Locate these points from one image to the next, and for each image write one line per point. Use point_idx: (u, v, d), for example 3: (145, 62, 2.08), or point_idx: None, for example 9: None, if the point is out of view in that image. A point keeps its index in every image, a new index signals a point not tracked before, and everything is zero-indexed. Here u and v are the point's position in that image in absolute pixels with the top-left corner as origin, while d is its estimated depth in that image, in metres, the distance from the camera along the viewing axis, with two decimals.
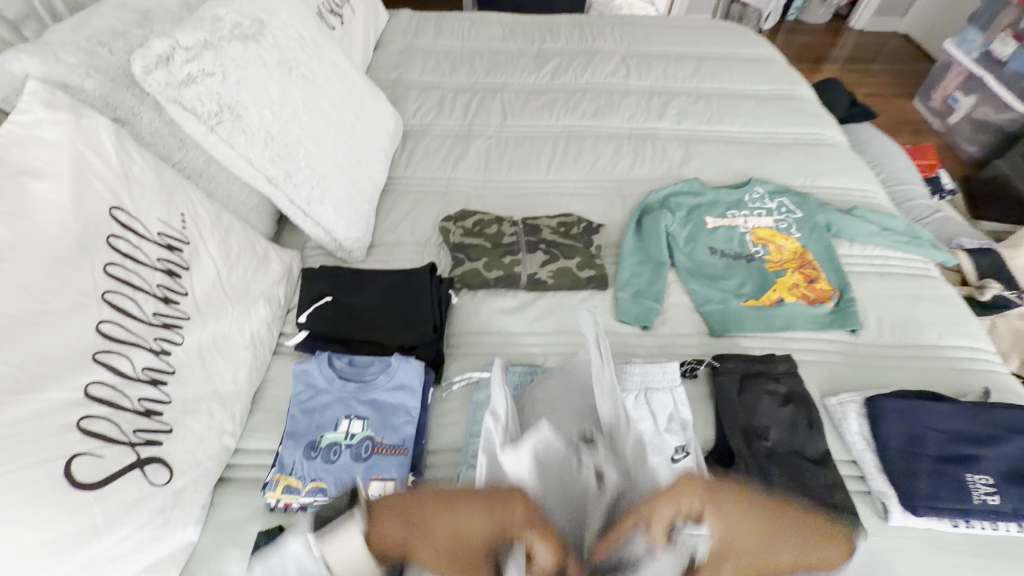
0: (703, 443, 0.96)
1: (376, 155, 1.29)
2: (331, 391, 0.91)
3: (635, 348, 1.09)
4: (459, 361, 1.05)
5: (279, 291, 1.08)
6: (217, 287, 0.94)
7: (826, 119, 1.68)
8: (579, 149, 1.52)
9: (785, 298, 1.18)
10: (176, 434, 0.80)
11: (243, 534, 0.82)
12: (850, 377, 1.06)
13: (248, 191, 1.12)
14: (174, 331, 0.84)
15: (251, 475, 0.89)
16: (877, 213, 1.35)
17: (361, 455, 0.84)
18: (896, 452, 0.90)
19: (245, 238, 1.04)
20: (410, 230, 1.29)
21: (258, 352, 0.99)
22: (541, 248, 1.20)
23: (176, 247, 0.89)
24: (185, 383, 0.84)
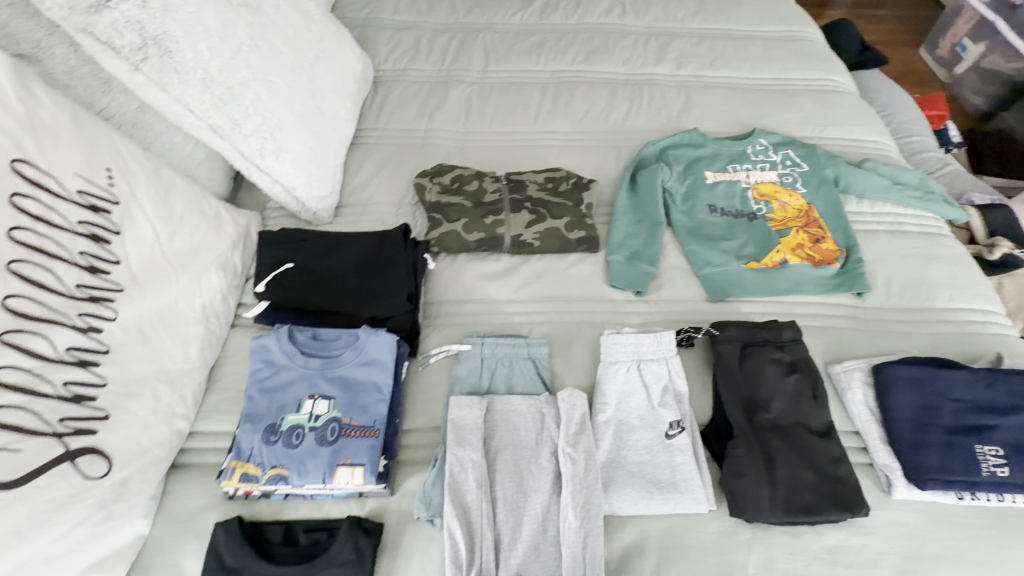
0: (699, 417, 0.90)
1: (341, 103, 1.14)
2: (293, 368, 0.82)
3: (628, 316, 1.01)
4: (437, 332, 0.96)
5: (235, 257, 0.96)
6: (157, 254, 0.83)
7: (837, 64, 1.55)
8: (570, 97, 1.38)
9: (789, 259, 1.09)
10: (115, 421, 0.71)
11: (200, 524, 0.74)
12: (856, 343, 0.99)
13: (193, 144, 0.98)
14: (105, 305, 0.73)
15: (209, 459, 0.81)
16: (889, 165, 1.25)
17: (327, 439, 0.76)
18: (904, 423, 0.85)
19: (190, 197, 0.91)
20: (383, 188, 1.17)
21: (212, 326, 0.89)
22: (526, 207, 1.09)
23: (102, 208, 0.77)
24: (123, 363, 0.74)
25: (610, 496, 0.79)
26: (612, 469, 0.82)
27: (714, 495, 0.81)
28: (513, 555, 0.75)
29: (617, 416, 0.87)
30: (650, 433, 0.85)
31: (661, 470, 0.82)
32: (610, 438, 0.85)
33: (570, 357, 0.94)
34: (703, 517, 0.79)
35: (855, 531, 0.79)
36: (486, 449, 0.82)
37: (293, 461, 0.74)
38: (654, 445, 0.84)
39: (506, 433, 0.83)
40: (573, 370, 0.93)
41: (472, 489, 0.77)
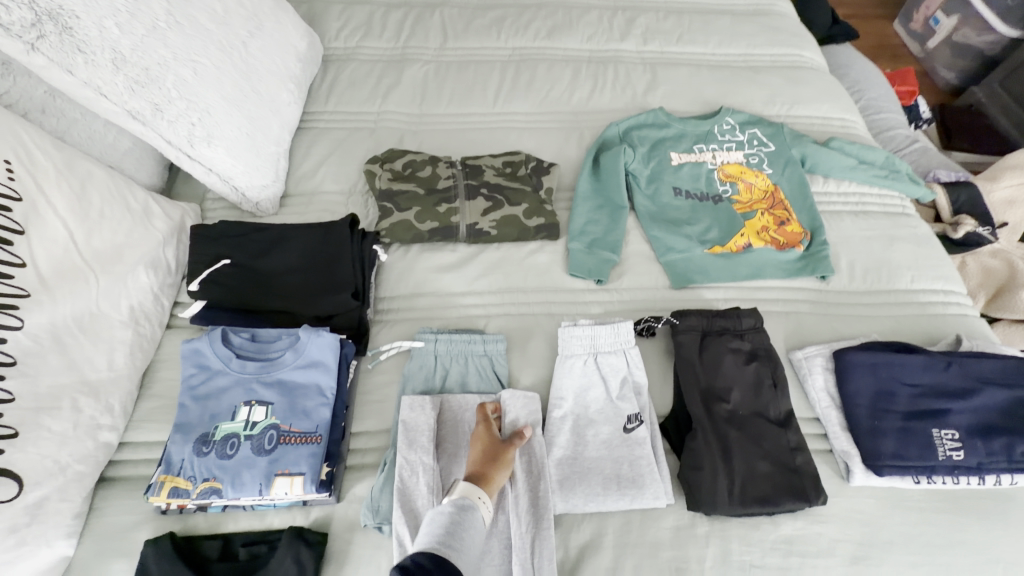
0: (659, 408, 0.87)
1: (282, 85, 1.07)
2: (228, 372, 0.77)
3: (588, 306, 0.97)
4: (389, 328, 0.92)
5: (168, 254, 0.90)
6: (73, 254, 0.76)
7: (807, 38, 1.51)
8: (531, 76, 1.32)
9: (753, 243, 1.06)
10: (27, 438, 0.66)
11: (130, 542, 0.70)
12: (818, 328, 0.98)
13: (115, 131, 0.90)
14: (8, 313, 0.67)
15: (141, 472, 0.76)
16: (855, 144, 1.22)
17: (264, 447, 0.72)
18: (862, 409, 0.84)
19: (111, 190, 0.84)
20: (332, 175, 1.10)
21: (142, 330, 0.83)
22: (482, 193, 1.04)
23: (1, 206, 0.70)
24: (34, 375, 0.68)
25: (564, 494, 0.77)
26: (568, 466, 0.79)
27: (673, 489, 0.80)
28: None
29: (575, 410, 0.84)
30: (608, 427, 0.83)
31: (618, 466, 0.79)
32: (566, 436, 0.82)
33: (527, 351, 0.91)
34: (661, 511, 0.78)
35: (811, 520, 0.78)
36: (438, 451, 0.78)
37: (227, 473, 0.70)
38: (612, 440, 0.82)
39: (459, 434, 0.80)
40: (530, 364, 0.89)
41: (423, 494, 0.73)
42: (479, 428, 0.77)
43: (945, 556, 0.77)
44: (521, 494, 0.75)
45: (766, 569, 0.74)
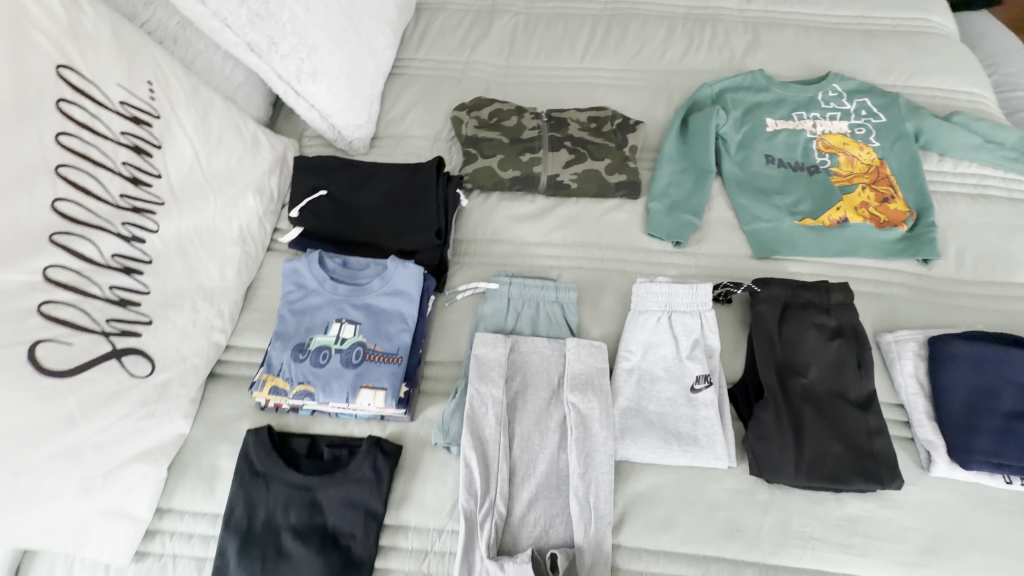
0: (729, 374, 0.86)
1: (380, 28, 1.10)
2: (322, 292, 0.83)
3: (664, 267, 0.96)
4: (466, 269, 0.95)
5: (272, 182, 0.97)
6: (197, 172, 0.84)
7: (938, 1, 1.35)
8: (623, 32, 1.27)
9: (850, 218, 0.99)
10: (157, 327, 0.75)
11: (233, 430, 0.79)
12: (913, 313, 0.91)
13: (232, 64, 0.97)
14: (146, 217, 0.76)
15: (243, 372, 0.85)
16: (983, 120, 1.10)
17: (351, 361, 0.78)
18: (954, 399, 0.79)
19: (227, 117, 0.91)
20: (419, 121, 1.14)
21: (248, 248, 0.91)
22: (566, 146, 1.03)
23: (144, 121, 0.78)
24: (164, 275, 0.77)
25: (627, 443, 0.78)
26: (632, 417, 0.80)
27: (736, 453, 0.79)
28: (525, 488, 0.76)
29: (642, 365, 0.84)
30: (675, 386, 0.82)
31: (682, 424, 0.79)
32: (631, 388, 0.83)
33: (597, 305, 0.91)
34: (721, 473, 0.78)
35: (882, 504, 0.76)
36: (508, 388, 0.82)
37: (319, 380, 0.77)
38: (677, 398, 0.82)
39: (528, 374, 0.83)
40: (599, 318, 0.90)
41: (491, 424, 0.77)
42: None
43: None
44: (585, 436, 0.77)
45: (827, 544, 0.73)
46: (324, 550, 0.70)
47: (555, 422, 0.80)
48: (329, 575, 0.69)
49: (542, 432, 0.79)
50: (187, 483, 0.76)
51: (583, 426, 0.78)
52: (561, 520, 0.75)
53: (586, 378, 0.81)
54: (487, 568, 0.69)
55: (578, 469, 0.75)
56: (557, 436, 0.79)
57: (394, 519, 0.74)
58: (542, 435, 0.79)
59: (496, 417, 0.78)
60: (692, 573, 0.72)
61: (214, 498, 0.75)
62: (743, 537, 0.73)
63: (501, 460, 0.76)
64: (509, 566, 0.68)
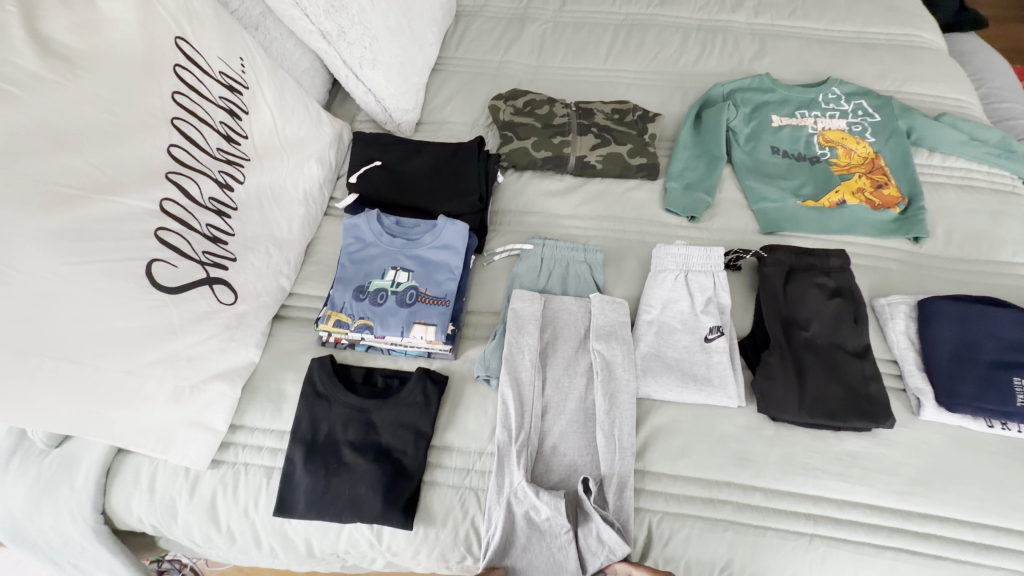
0: (739, 330, 0.96)
1: (428, 26, 1.24)
2: (379, 244, 0.95)
3: (679, 238, 1.07)
4: (503, 235, 1.07)
5: (331, 155, 1.09)
6: (273, 138, 0.96)
7: (927, 20, 1.49)
8: (642, 38, 1.42)
9: (847, 200, 1.10)
10: (239, 265, 0.86)
11: (297, 361, 0.89)
12: (904, 283, 1.01)
13: (302, 51, 1.11)
14: (235, 169, 0.88)
15: (305, 315, 0.96)
16: (968, 121, 1.22)
17: (405, 301, 0.88)
18: (941, 352, 0.88)
19: (299, 94, 1.04)
20: (459, 109, 1.27)
21: (311, 209, 1.03)
22: (593, 131, 1.16)
23: (237, 89, 0.91)
24: (246, 221, 0.89)
25: (649, 384, 0.88)
26: (652, 362, 0.90)
27: (745, 395, 0.88)
28: (556, 423, 0.85)
29: (660, 318, 0.94)
30: (691, 337, 0.92)
31: (696, 368, 0.89)
32: (650, 338, 0.93)
33: (620, 268, 1.02)
34: (732, 411, 0.87)
35: (876, 441, 0.84)
36: (541, 338, 0.91)
37: (377, 316, 0.87)
38: (692, 346, 0.91)
39: (558, 326, 0.93)
40: (622, 278, 1.01)
41: (527, 367, 0.86)
42: None
43: (1009, 494, 0.80)
44: (609, 377, 0.86)
45: (827, 473, 0.81)
46: (379, 461, 0.79)
47: (583, 367, 0.89)
48: (384, 480, 0.78)
49: (570, 375, 0.88)
50: (257, 404, 0.85)
51: (608, 369, 0.87)
52: (588, 452, 0.83)
53: (610, 330, 0.90)
54: (520, 491, 0.77)
55: (603, 406, 0.84)
56: (583, 380, 0.88)
57: (440, 440, 0.83)
58: (571, 379, 0.88)
59: (531, 358, 0.87)
60: (705, 495, 0.80)
61: (281, 417, 0.84)
62: (752, 464, 0.82)
63: (535, 396, 0.84)
64: (543, 493, 0.75)
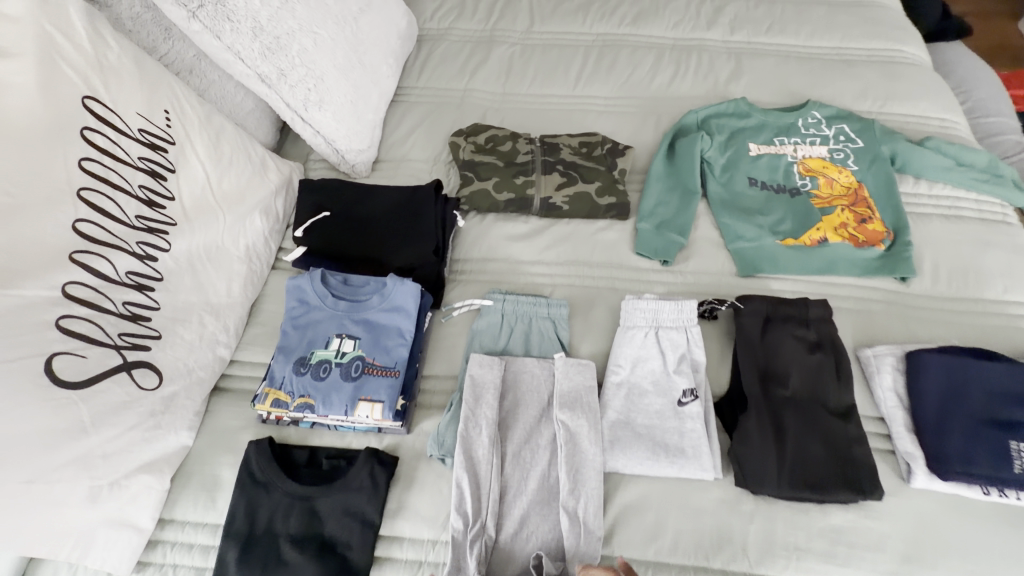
0: (715, 388, 0.89)
1: (384, 57, 1.16)
2: (324, 308, 0.87)
3: (652, 285, 1.00)
4: (462, 287, 0.99)
5: (277, 204, 1.02)
6: (207, 194, 0.89)
7: (911, 32, 1.42)
8: (613, 60, 1.34)
9: (830, 237, 1.03)
10: (166, 342, 0.79)
11: (235, 441, 0.82)
12: (891, 326, 0.93)
13: (244, 93, 1.03)
14: (159, 236, 0.80)
15: (246, 386, 0.89)
16: (954, 144, 1.15)
17: (350, 374, 0.81)
18: (932, 411, 0.82)
19: (238, 142, 0.96)
20: (419, 145, 1.19)
21: (254, 266, 0.95)
22: (558, 169, 1.08)
23: (161, 147, 0.83)
24: (175, 290, 0.81)
25: (623, 457, 0.81)
26: (622, 429, 0.83)
27: (722, 464, 0.81)
28: (517, 506, 0.78)
29: (630, 379, 0.87)
30: (663, 399, 0.85)
31: (670, 434, 0.83)
32: (619, 403, 0.85)
33: (587, 320, 0.95)
34: (708, 484, 0.80)
35: (863, 514, 0.78)
36: (500, 406, 0.84)
37: (320, 393, 0.80)
38: (665, 411, 0.84)
39: (520, 392, 0.86)
40: (591, 332, 0.93)
41: (484, 444, 0.79)
42: None
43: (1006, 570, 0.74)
44: (573, 454, 0.79)
45: (811, 553, 0.75)
46: (321, 558, 0.72)
47: (546, 440, 0.82)
48: None
49: (531, 450, 0.81)
50: (189, 494, 0.78)
51: (572, 444, 0.80)
52: (551, 537, 0.76)
53: (575, 397, 0.84)
54: None
55: (567, 485, 0.77)
56: (545, 454, 0.81)
57: (389, 529, 0.76)
58: (532, 453, 0.81)
59: (488, 433, 0.80)
60: None
61: (215, 509, 0.77)
62: (728, 545, 0.75)
63: (494, 478, 0.77)
64: None
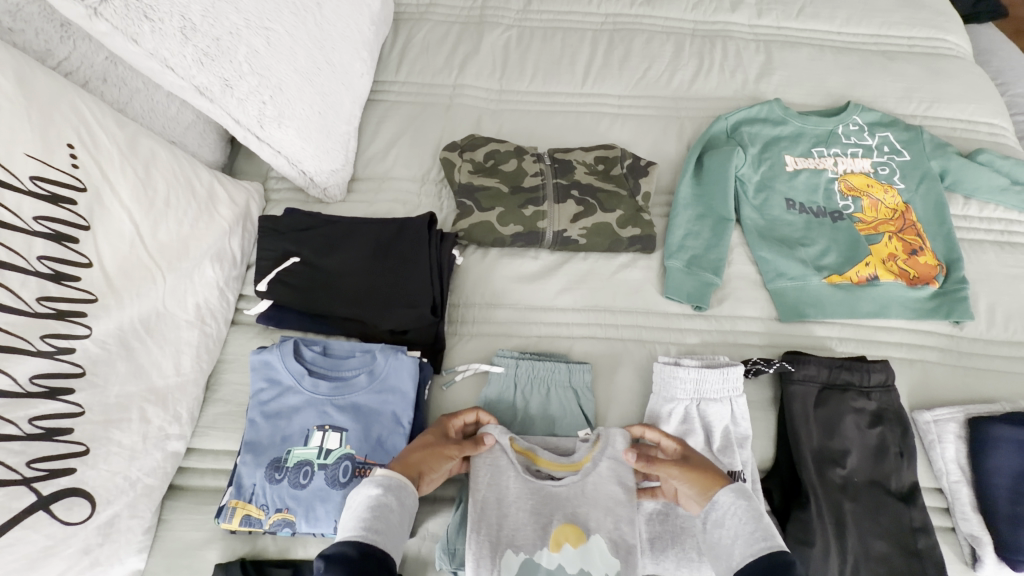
0: (759, 462, 0.78)
1: (355, 52, 0.95)
2: (299, 391, 0.72)
3: (683, 335, 0.87)
4: (466, 343, 0.84)
5: (233, 245, 0.82)
6: (139, 250, 0.69)
7: (956, 18, 1.26)
8: (626, 50, 1.14)
9: (880, 275, 0.91)
10: (97, 454, 0.62)
11: (199, 561, 0.68)
12: (949, 383, 0.85)
13: (178, 104, 0.81)
14: (75, 321, 0.61)
15: (208, 483, 0.73)
16: (1009, 158, 1.03)
17: (338, 480, 0.67)
18: (1002, 491, 0.73)
19: (175, 172, 0.76)
20: (403, 160, 1.00)
21: (208, 329, 0.77)
22: (573, 195, 0.92)
23: (66, 198, 0.62)
24: (103, 384, 0.63)
25: (654, 556, 0.72)
26: (659, 523, 0.73)
27: None
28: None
29: None
30: None
31: None
32: (605, 463, 0.72)
33: (614, 384, 0.82)
34: None
35: None
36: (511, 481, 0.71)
37: (301, 505, 0.66)
38: None
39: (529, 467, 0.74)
40: (616, 400, 0.81)
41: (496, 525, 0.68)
42: (433, 437, 0.69)
43: None
44: (587, 513, 0.70)
45: None
46: None
47: (552, 511, 0.70)
48: None
49: (541, 525, 0.69)
50: None
51: (581, 506, 0.71)
52: None
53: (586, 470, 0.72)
54: None
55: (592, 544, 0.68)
56: (555, 529, 0.69)
57: None
58: (542, 530, 0.68)
59: (496, 504, 0.69)
60: None
61: None
62: None
63: (514, 556, 0.66)
64: None
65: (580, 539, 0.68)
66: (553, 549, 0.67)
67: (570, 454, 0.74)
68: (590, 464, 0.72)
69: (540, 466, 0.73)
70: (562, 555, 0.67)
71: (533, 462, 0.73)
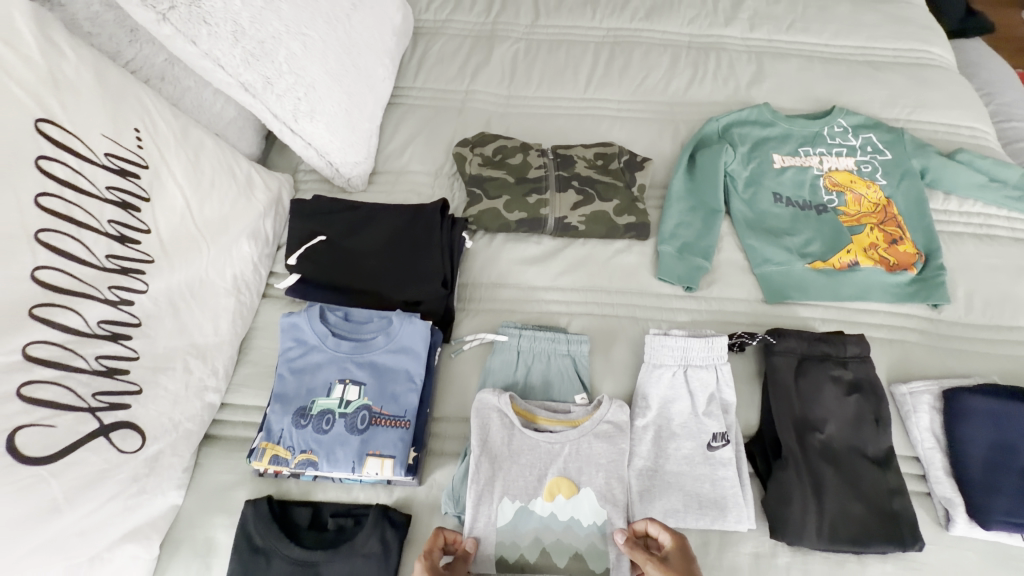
0: (743, 428, 0.84)
1: (378, 59, 1.06)
2: (324, 349, 0.80)
3: (674, 313, 0.94)
4: (473, 317, 0.92)
5: (267, 226, 0.92)
6: (188, 222, 0.79)
7: (939, 32, 1.34)
8: (626, 61, 1.24)
9: (860, 261, 0.98)
10: (147, 395, 0.70)
11: (230, 500, 0.75)
12: (927, 361, 0.90)
13: (223, 100, 0.92)
14: (135, 277, 0.71)
15: (239, 434, 0.81)
16: (988, 157, 1.09)
17: (356, 427, 0.74)
18: (973, 457, 0.78)
19: (220, 158, 0.86)
20: (419, 156, 1.10)
21: (243, 298, 0.86)
22: (573, 186, 1.00)
23: (131, 172, 0.73)
24: (154, 336, 0.72)
25: (643, 504, 0.77)
26: (648, 479, 0.79)
27: (755, 514, 0.77)
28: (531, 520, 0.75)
29: (658, 421, 0.82)
30: (691, 444, 0.80)
31: (700, 484, 0.78)
32: (603, 424, 0.79)
33: (609, 355, 0.89)
34: (740, 535, 0.76)
35: (900, 565, 0.75)
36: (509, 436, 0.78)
37: (323, 448, 0.73)
38: (694, 457, 0.80)
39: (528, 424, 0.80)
40: (610, 370, 0.88)
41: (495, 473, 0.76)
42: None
43: None
44: (581, 467, 0.77)
45: None
46: None
47: (547, 465, 0.77)
48: None
49: (536, 477, 0.77)
50: (180, 561, 0.71)
51: (575, 462, 0.77)
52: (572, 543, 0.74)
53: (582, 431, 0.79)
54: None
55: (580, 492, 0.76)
56: (549, 481, 0.76)
57: None
58: (538, 481, 0.76)
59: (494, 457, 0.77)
60: None
61: None
62: None
63: (511, 503, 0.75)
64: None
65: (574, 491, 0.76)
66: (548, 499, 0.75)
67: (568, 414, 0.80)
68: (589, 423, 0.79)
69: (540, 424, 0.80)
70: (555, 505, 0.75)
71: (534, 420, 0.80)
